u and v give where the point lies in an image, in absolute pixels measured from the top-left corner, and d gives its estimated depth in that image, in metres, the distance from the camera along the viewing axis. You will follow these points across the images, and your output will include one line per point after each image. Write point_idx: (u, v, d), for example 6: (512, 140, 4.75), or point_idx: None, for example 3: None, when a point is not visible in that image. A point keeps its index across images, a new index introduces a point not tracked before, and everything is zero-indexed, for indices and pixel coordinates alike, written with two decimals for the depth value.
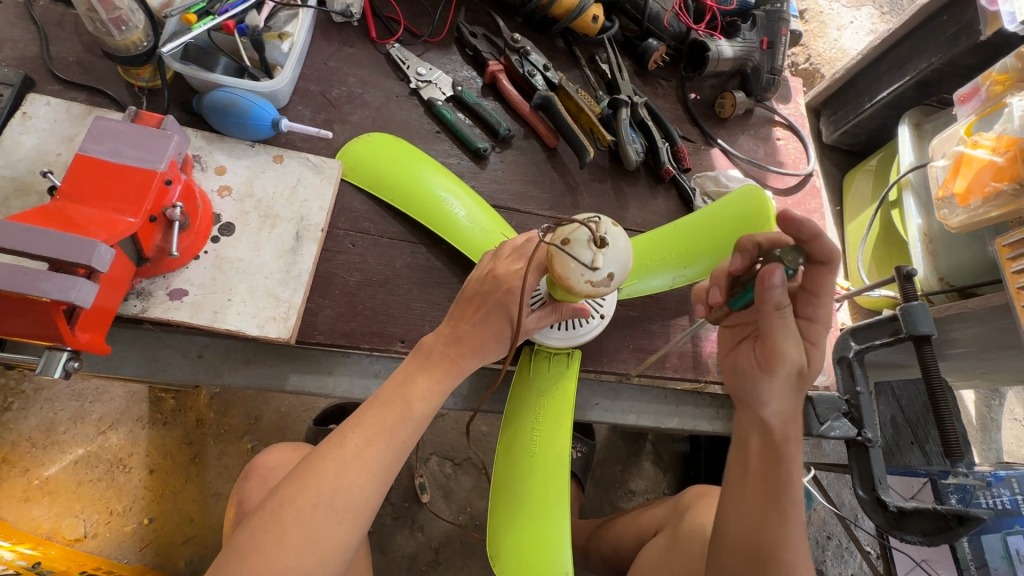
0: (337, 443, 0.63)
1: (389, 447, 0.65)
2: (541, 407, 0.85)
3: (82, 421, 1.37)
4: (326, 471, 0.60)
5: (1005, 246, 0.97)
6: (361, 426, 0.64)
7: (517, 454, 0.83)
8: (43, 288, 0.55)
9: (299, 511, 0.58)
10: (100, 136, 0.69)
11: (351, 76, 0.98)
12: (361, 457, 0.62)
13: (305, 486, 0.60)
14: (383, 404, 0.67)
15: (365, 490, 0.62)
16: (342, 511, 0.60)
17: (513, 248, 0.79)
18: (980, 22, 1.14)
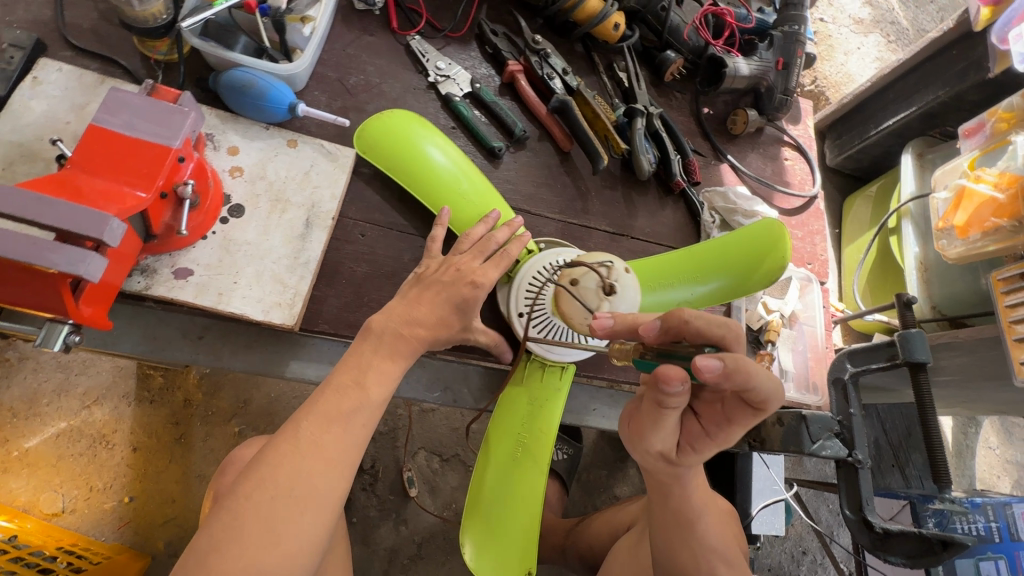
0: (291, 434, 0.60)
1: (346, 435, 0.62)
2: (530, 416, 0.83)
3: (66, 394, 1.34)
4: (282, 464, 0.58)
5: (999, 280, 0.99)
6: (314, 414, 0.61)
7: (498, 457, 0.81)
8: (53, 259, 0.54)
9: (256, 505, 0.56)
10: (115, 107, 0.68)
11: (370, 65, 0.97)
12: (316, 445, 0.60)
13: (258, 483, 0.57)
14: (335, 390, 0.63)
15: (323, 477, 0.59)
16: (299, 500, 0.57)
17: (474, 242, 0.79)
18: (989, 59, 1.16)
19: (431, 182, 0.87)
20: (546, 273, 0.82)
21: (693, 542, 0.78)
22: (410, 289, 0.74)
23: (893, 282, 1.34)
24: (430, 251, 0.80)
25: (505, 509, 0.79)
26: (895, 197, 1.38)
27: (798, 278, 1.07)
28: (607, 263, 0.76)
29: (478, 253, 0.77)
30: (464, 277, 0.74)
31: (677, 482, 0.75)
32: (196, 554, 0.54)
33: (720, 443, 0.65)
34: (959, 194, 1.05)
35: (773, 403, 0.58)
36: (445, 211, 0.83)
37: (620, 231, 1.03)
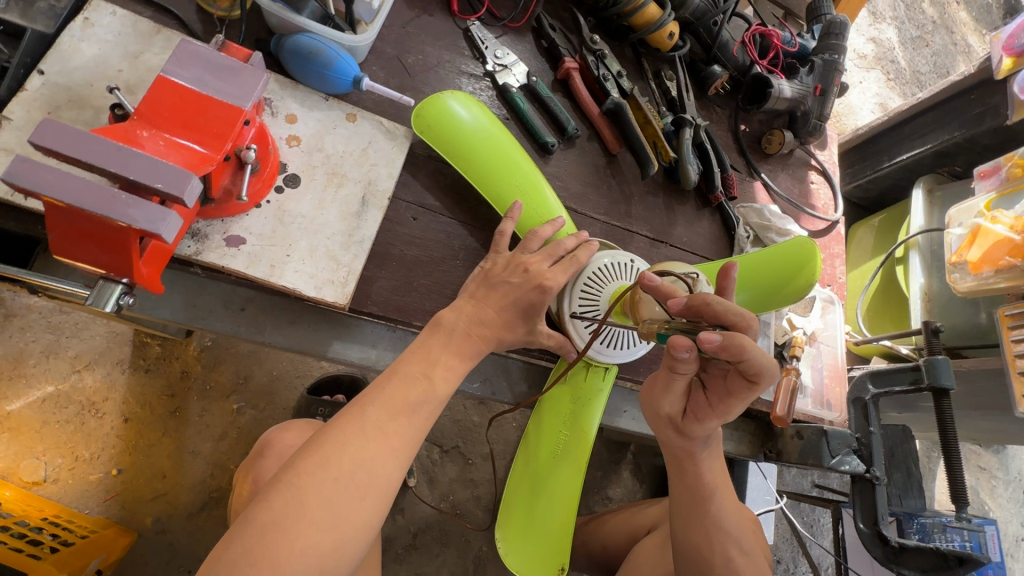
0: (356, 412, 0.54)
1: (413, 423, 0.56)
2: (571, 414, 0.84)
3: (55, 356, 1.27)
4: (348, 444, 0.52)
5: (1006, 315, 1.05)
6: (383, 398, 0.56)
7: (540, 449, 0.83)
8: (132, 216, 0.52)
9: (319, 483, 0.49)
10: (185, 60, 0.64)
11: (429, 45, 0.95)
12: (384, 429, 0.54)
13: (320, 459, 0.50)
14: (403, 377, 0.58)
15: (389, 464, 0.53)
16: (363, 486, 0.51)
17: (543, 242, 0.77)
18: (1007, 107, 1.23)
19: (476, 158, 0.86)
20: (601, 276, 0.83)
21: (712, 523, 0.74)
22: (476, 287, 0.71)
23: (893, 310, 1.41)
24: (498, 245, 0.78)
25: (540, 501, 0.80)
26: (903, 229, 1.44)
27: (821, 298, 1.11)
28: (692, 275, 0.73)
29: (547, 256, 0.73)
30: (532, 280, 0.70)
31: (692, 458, 0.73)
32: (252, 528, 0.47)
33: (725, 415, 0.67)
34: (974, 231, 1.11)
35: (769, 375, 0.59)
36: (518, 206, 0.82)
37: (659, 238, 1.04)
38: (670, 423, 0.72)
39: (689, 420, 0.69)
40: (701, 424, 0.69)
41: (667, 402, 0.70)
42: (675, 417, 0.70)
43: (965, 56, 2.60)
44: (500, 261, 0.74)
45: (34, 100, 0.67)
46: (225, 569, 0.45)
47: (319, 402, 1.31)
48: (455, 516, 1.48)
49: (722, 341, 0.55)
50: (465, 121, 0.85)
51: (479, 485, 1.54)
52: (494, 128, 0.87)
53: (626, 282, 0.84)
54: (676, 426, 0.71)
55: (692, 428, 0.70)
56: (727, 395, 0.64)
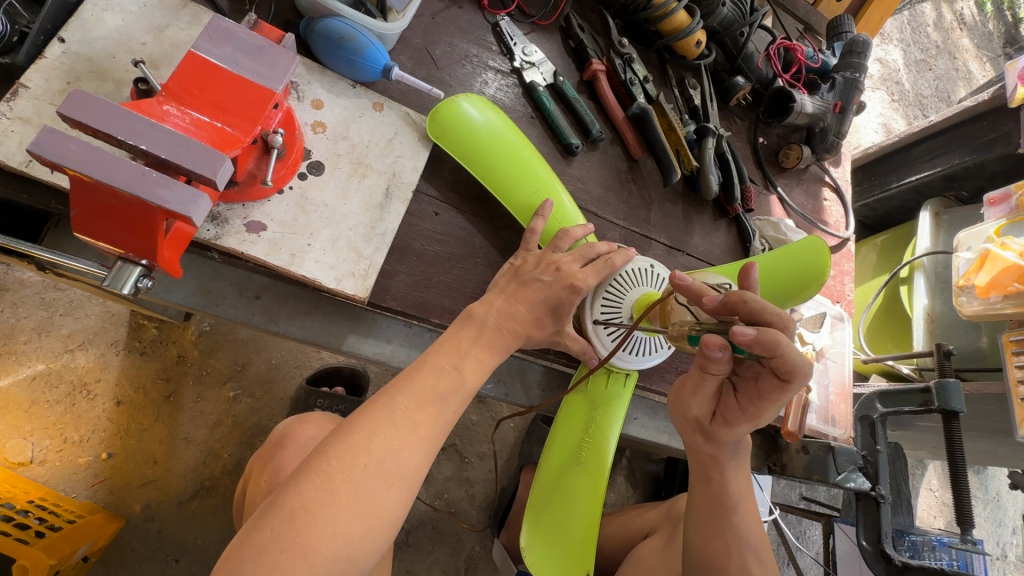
0: (385, 402, 0.56)
1: (439, 414, 0.58)
2: (591, 419, 0.87)
3: (48, 334, 1.24)
4: (377, 432, 0.54)
5: (1011, 341, 1.06)
6: (412, 388, 0.58)
7: (563, 454, 0.86)
8: (163, 196, 0.50)
9: (349, 470, 0.51)
10: (217, 37, 0.62)
11: (457, 37, 0.94)
12: (412, 420, 0.56)
13: (350, 447, 0.52)
14: (431, 368, 0.60)
15: (416, 452, 0.55)
16: (390, 474, 0.53)
17: (572, 247, 0.78)
18: (1019, 135, 1.24)
19: (495, 166, 0.84)
20: (623, 282, 0.82)
21: (727, 533, 0.74)
22: (507, 282, 0.73)
23: (894, 329, 1.42)
24: (527, 241, 0.80)
25: (563, 503, 0.83)
26: (909, 249, 1.45)
27: (831, 314, 1.11)
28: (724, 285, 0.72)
29: (579, 256, 0.76)
30: (563, 279, 0.73)
31: (718, 465, 0.73)
32: (283, 512, 0.49)
33: (755, 418, 0.66)
34: (983, 256, 1.12)
35: (802, 374, 0.58)
36: (548, 203, 0.82)
37: (677, 246, 1.03)
38: (700, 428, 0.72)
39: (719, 423, 0.70)
40: (732, 428, 0.69)
41: (695, 404, 0.71)
42: (705, 420, 0.71)
43: (965, 82, 2.65)
44: (531, 258, 0.77)
45: (53, 69, 0.64)
46: (257, 551, 0.47)
47: (318, 394, 1.29)
48: (449, 514, 1.47)
49: (756, 336, 0.54)
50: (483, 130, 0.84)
51: (474, 484, 1.53)
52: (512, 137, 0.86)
53: (648, 288, 0.83)
54: (706, 431, 0.72)
55: (722, 432, 0.70)
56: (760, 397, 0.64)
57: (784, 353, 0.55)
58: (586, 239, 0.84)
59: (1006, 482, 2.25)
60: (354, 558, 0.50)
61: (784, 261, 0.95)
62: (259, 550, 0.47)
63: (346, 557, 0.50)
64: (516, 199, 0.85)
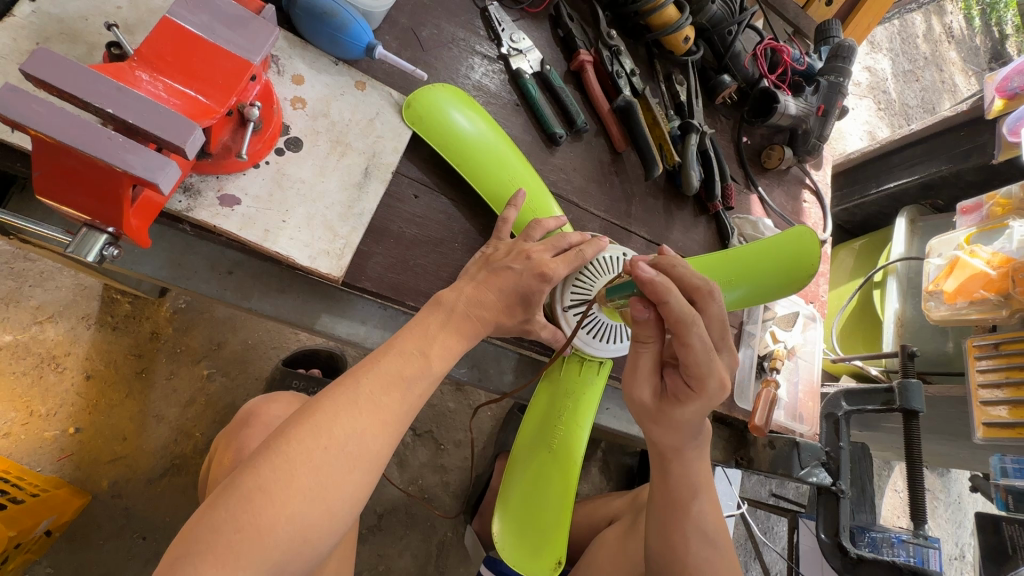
0: (350, 384, 0.56)
1: (405, 398, 0.59)
2: (562, 409, 0.88)
3: (16, 305, 1.21)
4: (337, 415, 0.54)
5: (974, 345, 1.10)
6: (377, 369, 0.58)
7: (536, 442, 0.87)
8: (129, 161, 0.49)
9: (308, 452, 0.51)
10: (195, 5, 0.61)
11: (444, 20, 0.93)
12: (375, 403, 0.56)
13: (311, 429, 0.52)
14: (399, 353, 0.60)
15: (378, 437, 0.55)
16: (352, 457, 0.53)
17: (550, 235, 0.78)
18: (994, 147, 1.27)
19: (473, 159, 0.84)
20: (596, 268, 0.83)
21: (689, 524, 0.74)
22: (478, 270, 0.73)
23: (866, 334, 1.45)
24: (499, 228, 0.80)
25: (533, 491, 0.84)
26: (884, 254, 1.49)
27: (805, 314, 1.13)
28: None
29: (551, 246, 0.76)
30: (534, 267, 0.73)
31: (678, 457, 0.72)
32: (239, 491, 0.49)
33: (699, 388, 0.62)
34: (953, 263, 1.15)
35: (695, 322, 0.57)
36: (520, 194, 0.82)
37: (656, 240, 1.04)
38: (652, 416, 0.68)
39: (669, 404, 0.66)
40: (682, 404, 0.65)
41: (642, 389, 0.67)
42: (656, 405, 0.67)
43: (950, 95, 2.70)
44: (505, 245, 0.77)
45: (21, 28, 0.63)
46: (210, 530, 0.47)
47: (294, 374, 1.29)
48: (422, 500, 1.47)
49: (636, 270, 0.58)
50: (464, 124, 0.84)
51: (449, 471, 1.54)
52: (495, 134, 0.86)
53: None
54: (659, 416, 0.68)
55: (676, 413, 0.66)
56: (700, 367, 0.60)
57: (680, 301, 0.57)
58: (561, 230, 0.85)
59: (967, 485, 2.33)
60: (311, 541, 0.50)
61: (767, 258, 0.95)
62: (214, 529, 0.47)
63: (303, 539, 0.50)
64: (493, 191, 0.85)
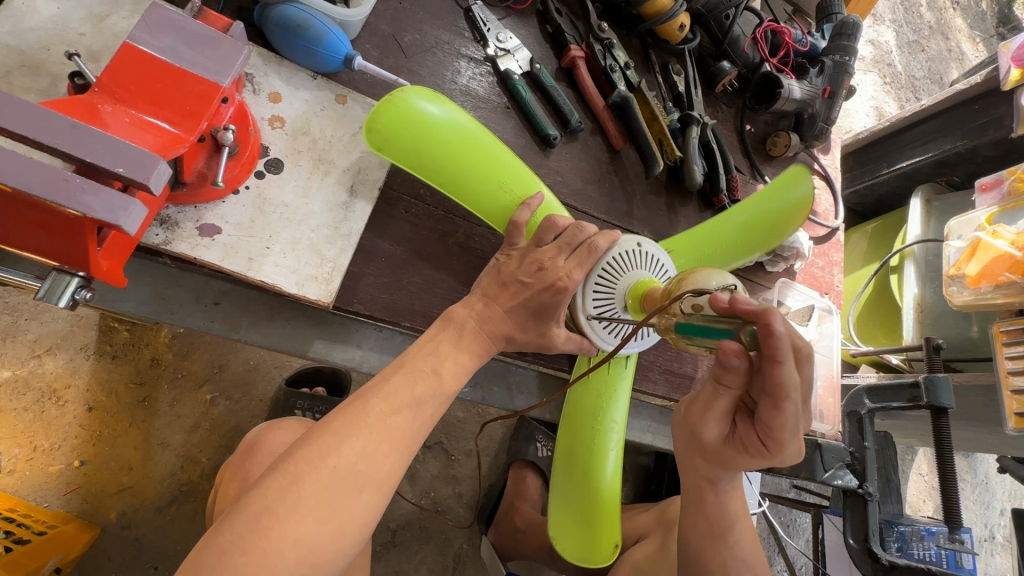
0: (359, 405, 0.53)
1: (417, 417, 0.55)
2: (595, 410, 0.83)
3: (13, 340, 1.19)
4: (347, 434, 0.50)
5: (1002, 331, 1.04)
6: (385, 390, 0.54)
7: (577, 445, 0.83)
8: (88, 204, 0.46)
9: (315, 472, 0.48)
10: (156, 28, 0.57)
11: (426, 24, 0.89)
12: (386, 424, 0.52)
13: (319, 450, 0.49)
14: (410, 371, 0.56)
15: (389, 457, 0.52)
16: (362, 478, 0.50)
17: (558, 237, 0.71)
18: (1012, 119, 1.21)
19: (456, 171, 0.75)
20: (620, 263, 0.76)
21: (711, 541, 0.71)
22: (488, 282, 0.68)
23: (883, 320, 1.40)
24: (512, 237, 0.72)
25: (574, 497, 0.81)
26: (900, 237, 1.43)
27: (820, 307, 1.09)
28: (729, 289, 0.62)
29: (564, 247, 0.69)
30: (546, 281, 0.66)
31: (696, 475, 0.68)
32: (243, 516, 0.46)
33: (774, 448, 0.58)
34: (974, 245, 1.10)
35: (792, 392, 0.53)
36: (538, 196, 0.75)
37: (660, 240, 1.00)
38: (705, 456, 0.66)
39: (727, 451, 0.63)
40: (745, 457, 0.62)
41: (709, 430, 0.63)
42: (713, 448, 0.64)
43: (958, 64, 2.61)
44: (515, 253, 0.70)
45: None
46: (213, 558, 0.43)
47: (298, 396, 1.25)
48: (436, 513, 1.45)
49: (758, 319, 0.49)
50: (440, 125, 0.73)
51: (462, 482, 1.51)
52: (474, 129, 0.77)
53: (642, 271, 0.77)
54: (709, 454, 0.65)
55: (736, 460, 0.63)
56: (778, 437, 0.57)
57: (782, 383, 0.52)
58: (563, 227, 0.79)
59: (994, 465, 2.27)
60: (319, 564, 0.47)
61: (771, 206, 0.91)
62: (219, 554, 0.44)
63: (311, 562, 0.46)
64: (494, 199, 0.77)
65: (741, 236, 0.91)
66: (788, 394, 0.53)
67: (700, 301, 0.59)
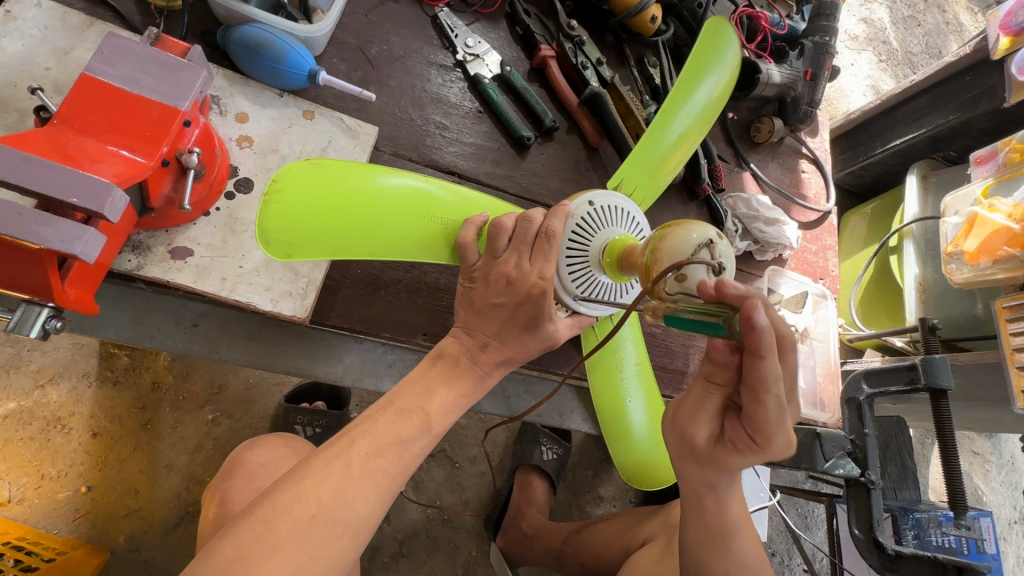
0: (345, 447, 0.51)
1: (401, 457, 0.53)
2: (615, 362, 0.84)
3: (16, 371, 1.21)
4: (329, 478, 0.49)
5: (1004, 307, 1.01)
6: (372, 431, 0.53)
7: (615, 401, 0.83)
8: (44, 235, 0.47)
9: (294, 521, 0.47)
10: (113, 57, 0.58)
11: (394, 34, 0.89)
12: (372, 468, 0.51)
13: (296, 494, 0.48)
14: (398, 411, 0.55)
15: (368, 501, 0.51)
16: (340, 523, 0.49)
17: (512, 242, 0.64)
18: (1004, 89, 1.18)
19: (388, 223, 0.66)
20: (585, 227, 0.69)
21: (708, 541, 0.69)
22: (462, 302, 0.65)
23: (888, 301, 1.36)
24: (465, 260, 0.65)
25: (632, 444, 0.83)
26: (897, 217, 1.40)
27: (814, 293, 1.08)
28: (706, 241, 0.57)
29: (524, 251, 0.63)
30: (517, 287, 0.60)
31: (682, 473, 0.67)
32: (216, 563, 0.44)
33: (762, 444, 0.54)
34: (971, 220, 1.07)
35: (774, 381, 0.49)
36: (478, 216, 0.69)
37: None
38: (696, 458, 0.62)
39: (720, 451, 0.59)
40: (738, 455, 0.58)
41: (700, 427, 0.59)
42: (706, 448, 0.60)
43: (957, 36, 2.55)
44: (477, 274, 0.64)
45: None
46: None
47: (297, 411, 1.26)
48: (443, 522, 1.44)
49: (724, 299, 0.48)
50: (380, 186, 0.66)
51: (467, 489, 1.50)
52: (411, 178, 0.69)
53: (614, 228, 0.71)
54: (703, 459, 0.61)
55: (729, 460, 0.59)
56: (769, 431, 0.52)
57: (766, 374, 0.48)
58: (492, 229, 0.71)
59: (1019, 444, 2.20)
60: None
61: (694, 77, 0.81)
62: None
63: None
64: (433, 238, 0.69)
65: (681, 140, 0.83)
66: (768, 385, 0.49)
67: (683, 273, 0.56)
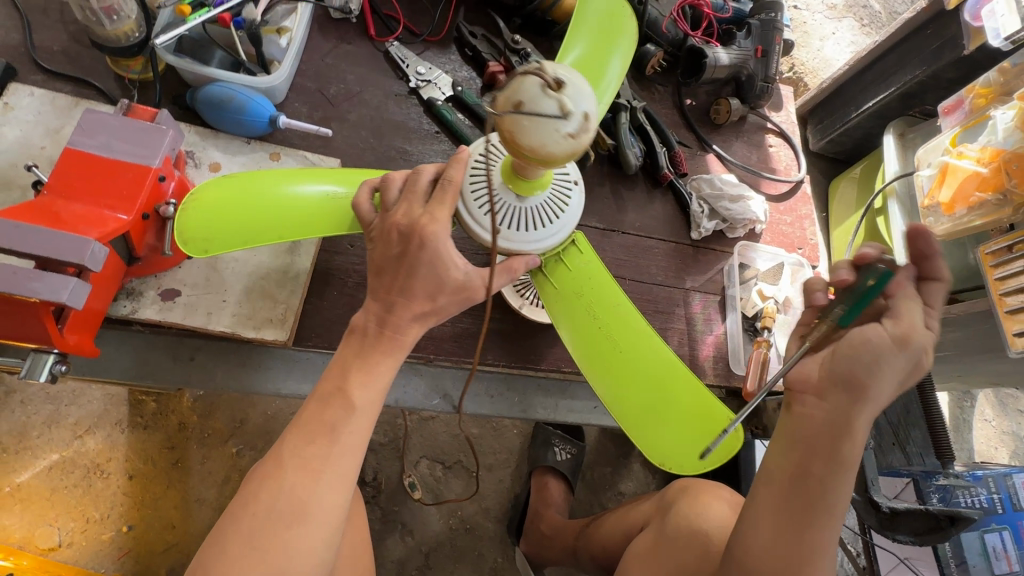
0: (276, 450, 0.57)
1: (335, 443, 0.57)
2: (591, 318, 0.80)
3: (57, 425, 1.32)
4: (266, 478, 0.56)
5: (987, 254, 0.99)
6: (298, 428, 0.58)
7: (612, 362, 0.79)
8: (35, 288, 0.54)
9: (240, 523, 0.54)
10: (91, 128, 0.66)
11: (349, 73, 0.96)
12: (302, 456, 0.56)
13: (240, 502, 0.55)
14: (319, 399, 0.59)
15: (311, 485, 0.55)
16: (287, 514, 0.54)
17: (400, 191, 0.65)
18: (963, 37, 1.18)
19: (303, 220, 0.72)
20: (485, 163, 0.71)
21: None
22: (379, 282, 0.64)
23: None
24: (362, 218, 0.66)
25: (658, 408, 0.78)
26: (879, 179, 1.38)
27: (790, 263, 1.09)
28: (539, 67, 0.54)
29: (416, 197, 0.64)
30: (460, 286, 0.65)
31: None
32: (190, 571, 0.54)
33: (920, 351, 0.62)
34: (943, 170, 1.06)
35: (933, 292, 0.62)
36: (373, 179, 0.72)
37: (611, 227, 1.03)
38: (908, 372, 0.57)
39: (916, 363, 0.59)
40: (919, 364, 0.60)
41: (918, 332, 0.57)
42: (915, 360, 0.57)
43: None
44: (376, 232, 0.64)
45: None
46: None
47: None
48: (465, 531, 1.47)
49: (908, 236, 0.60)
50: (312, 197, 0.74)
51: (487, 497, 1.52)
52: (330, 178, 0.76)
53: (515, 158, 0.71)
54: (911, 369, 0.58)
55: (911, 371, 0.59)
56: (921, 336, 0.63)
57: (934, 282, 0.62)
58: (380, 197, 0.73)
59: None
60: None
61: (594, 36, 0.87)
62: None
63: None
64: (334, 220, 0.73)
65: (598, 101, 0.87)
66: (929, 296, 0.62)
67: (519, 98, 0.52)
